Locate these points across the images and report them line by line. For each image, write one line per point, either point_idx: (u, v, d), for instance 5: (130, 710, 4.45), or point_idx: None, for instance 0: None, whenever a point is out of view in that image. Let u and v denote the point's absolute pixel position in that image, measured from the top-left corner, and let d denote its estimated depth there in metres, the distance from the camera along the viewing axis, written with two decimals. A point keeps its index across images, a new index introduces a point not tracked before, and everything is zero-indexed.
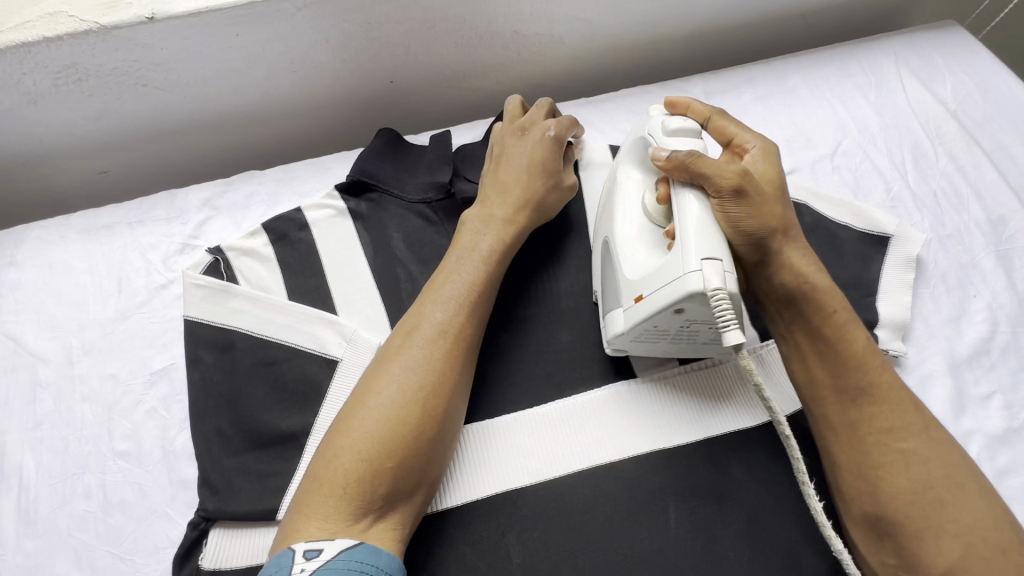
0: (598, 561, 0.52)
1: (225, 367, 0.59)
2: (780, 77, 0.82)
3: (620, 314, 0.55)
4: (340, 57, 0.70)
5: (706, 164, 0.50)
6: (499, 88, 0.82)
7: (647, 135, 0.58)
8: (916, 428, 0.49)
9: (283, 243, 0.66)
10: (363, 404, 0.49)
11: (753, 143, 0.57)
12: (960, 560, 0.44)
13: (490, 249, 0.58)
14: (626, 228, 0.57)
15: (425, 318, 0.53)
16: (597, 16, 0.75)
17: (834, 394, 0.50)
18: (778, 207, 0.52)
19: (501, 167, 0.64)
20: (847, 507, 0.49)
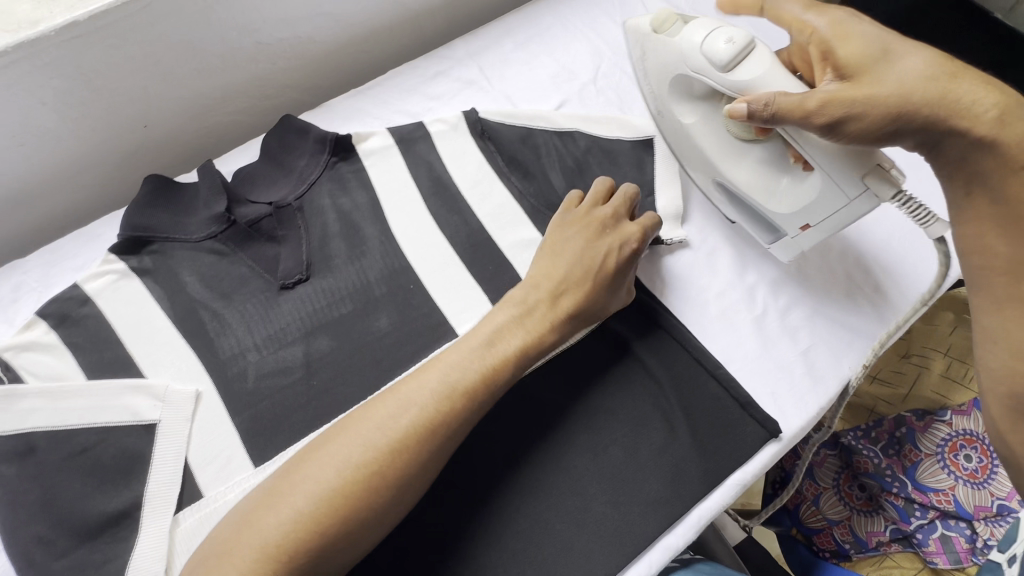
0: (463, 515, 0.54)
1: (30, 473, 0.54)
2: (534, 20, 0.86)
3: (789, 242, 0.63)
4: (71, 116, 0.65)
5: (833, 101, 0.50)
6: (269, 102, 0.80)
7: (691, 72, 0.59)
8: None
9: (65, 325, 0.61)
10: (286, 484, 0.46)
11: (815, 25, 0.55)
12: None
13: (496, 336, 0.54)
14: (732, 168, 0.63)
15: (389, 400, 0.49)
16: (336, 8, 0.75)
17: (1006, 270, 0.54)
18: (911, 77, 0.52)
19: (557, 258, 0.59)
20: (993, 386, 0.55)
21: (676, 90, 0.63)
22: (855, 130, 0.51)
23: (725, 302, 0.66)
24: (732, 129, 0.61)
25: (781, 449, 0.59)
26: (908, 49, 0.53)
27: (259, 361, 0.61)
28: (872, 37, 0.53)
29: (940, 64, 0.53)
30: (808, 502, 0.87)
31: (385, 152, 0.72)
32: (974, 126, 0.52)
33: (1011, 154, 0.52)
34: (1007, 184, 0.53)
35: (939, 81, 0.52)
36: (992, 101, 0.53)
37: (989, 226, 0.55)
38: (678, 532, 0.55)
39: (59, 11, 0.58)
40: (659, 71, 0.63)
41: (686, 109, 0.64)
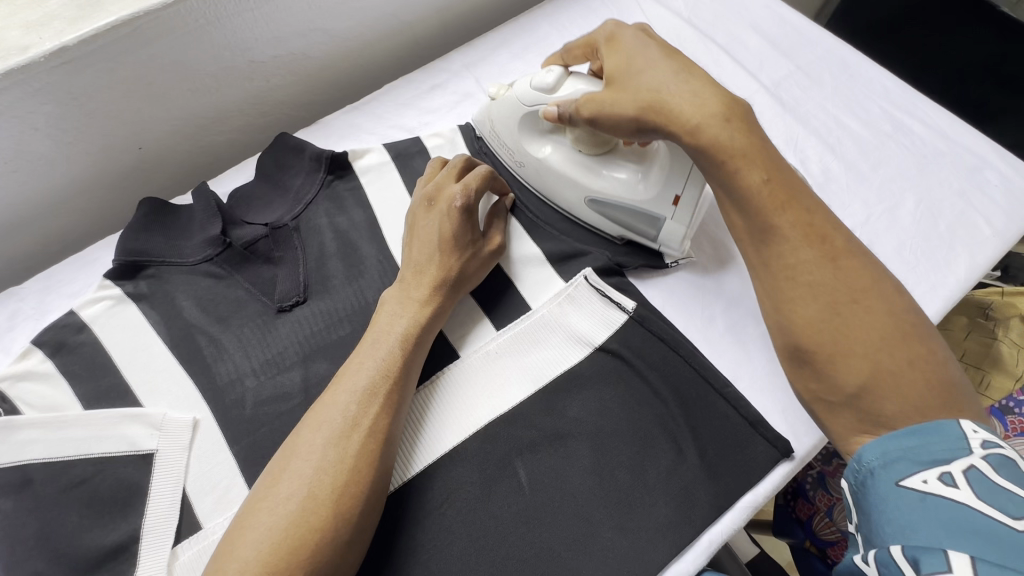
0: (465, 543, 0.53)
1: (26, 506, 0.53)
2: (531, 29, 0.84)
3: (667, 225, 0.63)
4: (64, 141, 0.65)
5: (593, 104, 0.55)
6: (265, 120, 0.79)
7: (519, 99, 0.64)
8: (823, 260, 0.49)
9: (62, 353, 0.60)
10: (231, 545, 0.44)
11: (598, 38, 0.60)
12: (870, 374, 0.46)
13: (381, 367, 0.52)
14: (596, 180, 0.64)
15: (298, 453, 0.47)
16: (330, 24, 0.74)
17: (750, 236, 0.52)
18: (656, 81, 0.53)
19: (412, 243, 0.61)
20: (773, 342, 0.52)
21: (524, 126, 0.66)
22: (621, 129, 0.55)
23: (733, 317, 0.65)
24: (580, 147, 0.64)
25: (794, 468, 0.57)
26: (653, 53, 0.54)
27: (257, 386, 0.60)
28: (631, 47, 0.56)
29: (676, 70, 0.53)
30: (821, 514, 0.84)
31: (381, 168, 0.71)
32: (685, 133, 0.51)
33: (716, 154, 0.51)
34: (734, 177, 0.51)
35: (675, 82, 0.52)
36: (710, 100, 0.51)
37: (728, 206, 0.53)
38: (688, 558, 0.54)
39: (48, 36, 0.57)
40: (507, 124, 0.67)
41: (540, 145, 0.67)
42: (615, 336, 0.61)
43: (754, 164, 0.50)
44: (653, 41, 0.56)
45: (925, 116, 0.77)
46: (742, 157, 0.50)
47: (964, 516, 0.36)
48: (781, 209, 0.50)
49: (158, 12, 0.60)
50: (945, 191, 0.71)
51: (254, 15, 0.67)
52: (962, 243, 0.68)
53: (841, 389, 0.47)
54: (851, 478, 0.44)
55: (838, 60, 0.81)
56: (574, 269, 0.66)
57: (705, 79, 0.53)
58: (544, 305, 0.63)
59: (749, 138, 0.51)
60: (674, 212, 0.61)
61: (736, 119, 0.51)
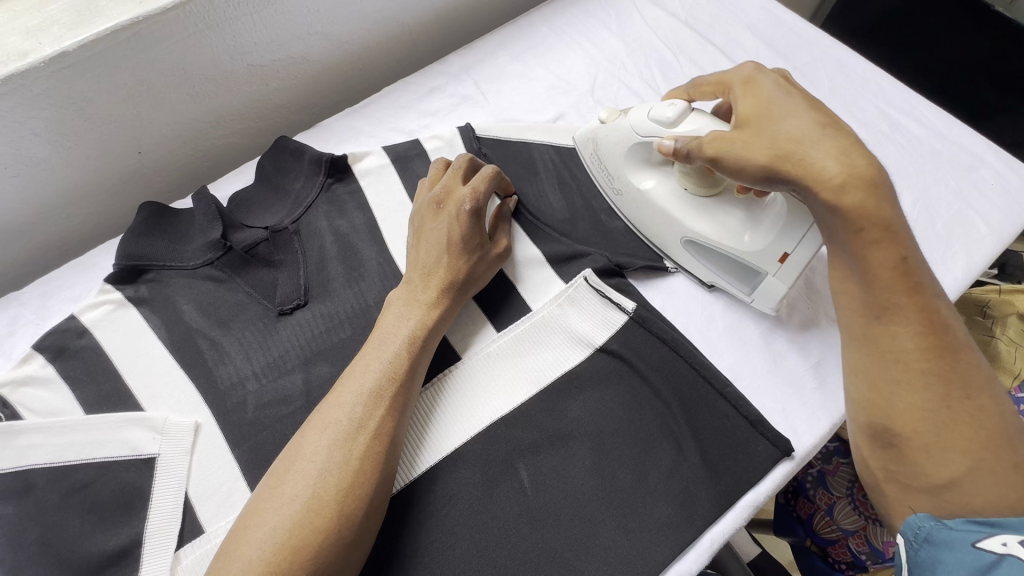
0: (467, 545, 0.53)
1: (28, 511, 0.53)
2: (528, 31, 0.85)
3: (769, 281, 0.61)
4: (65, 146, 0.65)
5: (720, 144, 0.54)
6: (265, 124, 0.80)
7: (634, 133, 0.64)
8: (936, 348, 0.48)
9: (62, 358, 0.60)
10: (235, 548, 0.44)
11: (733, 80, 0.59)
12: (964, 471, 0.45)
13: (385, 368, 0.53)
14: (701, 223, 0.63)
15: (302, 455, 0.47)
16: (328, 27, 0.74)
17: (858, 309, 0.51)
18: (797, 132, 0.51)
19: (419, 245, 0.61)
20: (858, 418, 0.52)
21: (632, 155, 0.67)
22: (746, 173, 0.53)
23: (732, 317, 0.65)
24: (689, 186, 0.64)
25: (795, 466, 0.57)
26: (795, 105, 0.53)
27: (259, 390, 0.60)
28: (766, 102, 0.55)
29: (819, 122, 0.51)
30: (821, 512, 0.84)
31: (381, 171, 0.72)
32: (820, 192, 0.50)
33: (852, 221, 0.49)
34: (862, 249, 0.50)
35: (818, 138, 0.51)
36: (856, 164, 0.49)
37: (839, 273, 0.53)
38: (690, 557, 0.54)
39: (48, 41, 0.58)
40: (613, 151, 0.68)
41: (644, 176, 0.68)
42: (616, 337, 0.61)
43: (882, 240, 0.49)
44: (794, 92, 0.55)
45: (921, 115, 0.77)
46: (876, 232, 0.49)
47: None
48: (906, 291, 0.49)
49: (159, 16, 0.61)
50: (942, 190, 0.72)
51: (252, 19, 0.67)
52: (958, 241, 0.68)
53: (929, 477, 0.46)
54: (911, 536, 0.45)
55: (834, 60, 0.82)
56: (575, 271, 0.66)
57: (850, 137, 0.52)
58: (547, 305, 0.63)
59: (883, 208, 0.49)
60: (779, 270, 0.59)
61: (880, 194, 0.49)
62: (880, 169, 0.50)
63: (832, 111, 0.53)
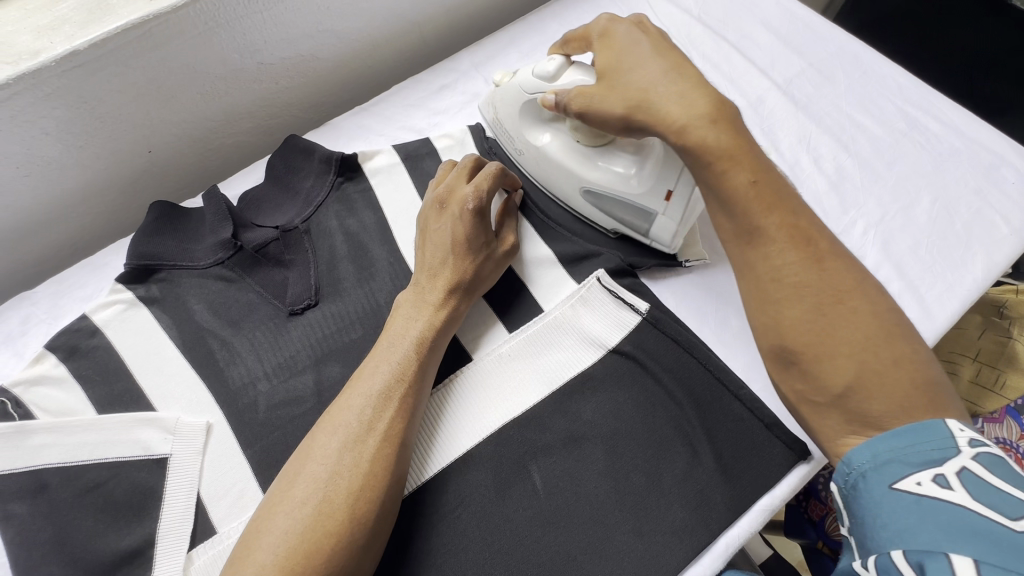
0: (480, 547, 0.52)
1: (42, 511, 0.53)
2: (539, 28, 0.84)
3: (659, 222, 0.63)
4: (75, 145, 0.65)
5: (583, 99, 0.56)
6: (274, 122, 0.79)
7: (520, 88, 0.65)
8: (808, 263, 0.47)
9: (75, 357, 0.60)
10: (248, 550, 0.44)
11: (594, 29, 0.59)
12: (857, 377, 0.45)
13: (395, 370, 0.52)
14: (590, 172, 0.64)
15: (313, 459, 0.47)
16: (338, 24, 0.73)
17: (733, 238, 0.50)
18: (645, 79, 0.52)
19: (425, 246, 0.61)
20: (759, 343, 0.51)
21: (528, 111, 0.67)
22: (610, 126, 0.55)
23: (746, 318, 0.64)
24: (579, 138, 0.65)
25: (811, 470, 0.56)
26: (643, 51, 0.54)
27: (270, 390, 0.60)
28: (620, 44, 0.55)
29: (665, 68, 0.52)
30: (833, 514, 0.85)
31: (391, 170, 0.71)
32: (673, 130, 0.50)
33: (704, 152, 0.49)
34: (726, 177, 0.49)
35: (664, 83, 0.51)
36: (693, 100, 0.50)
37: (711, 204, 0.51)
38: (705, 561, 0.53)
39: (60, 40, 0.57)
40: (510, 112, 0.69)
41: (541, 132, 0.68)
42: (629, 338, 0.61)
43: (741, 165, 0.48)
44: (648, 36, 0.55)
45: (941, 113, 0.76)
46: (726, 158, 0.48)
47: (956, 516, 0.36)
48: (767, 210, 0.48)
49: (169, 15, 0.60)
50: (962, 190, 0.70)
51: (262, 17, 0.67)
52: (978, 242, 0.67)
53: (828, 388, 0.46)
54: (842, 484, 0.43)
55: (852, 57, 0.80)
56: (586, 271, 0.65)
57: (695, 77, 0.51)
58: (558, 306, 0.62)
59: (732, 135, 0.49)
60: (665, 209, 0.61)
61: (722, 119, 0.49)
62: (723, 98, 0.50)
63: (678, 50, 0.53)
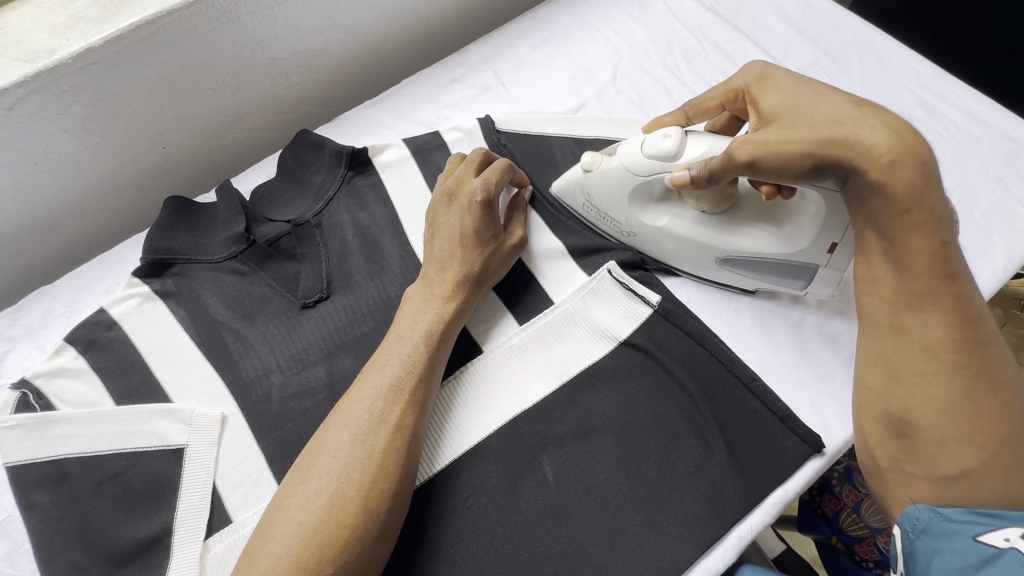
0: (491, 538, 0.53)
1: (63, 500, 0.55)
2: (548, 20, 0.83)
3: (824, 275, 0.59)
4: (91, 142, 0.66)
5: (754, 146, 0.50)
6: (286, 117, 0.80)
7: (632, 173, 0.61)
8: (966, 346, 0.47)
9: (93, 350, 0.61)
10: (264, 538, 0.44)
11: (743, 84, 0.57)
12: (976, 466, 0.45)
13: (405, 363, 0.53)
14: (732, 239, 0.60)
15: (326, 452, 0.48)
16: (348, 19, 0.74)
17: (885, 298, 0.49)
18: (830, 113, 0.48)
19: (433, 239, 0.61)
20: (870, 406, 0.51)
21: (637, 198, 0.63)
22: (792, 172, 0.50)
23: (759, 309, 0.63)
24: (705, 207, 0.61)
25: (826, 463, 0.56)
26: (820, 89, 0.50)
27: (283, 382, 0.60)
28: (795, 90, 0.52)
29: (853, 101, 0.48)
30: (848, 509, 0.84)
31: (402, 164, 0.71)
32: (869, 168, 0.46)
33: (893, 204, 0.47)
34: (905, 237, 0.47)
35: (853, 113, 0.48)
36: (904, 137, 0.46)
37: (874, 261, 0.50)
38: (717, 554, 0.53)
39: (75, 37, 0.58)
40: (613, 198, 0.64)
41: (658, 215, 0.63)
42: (639, 331, 0.60)
43: (922, 236, 0.47)
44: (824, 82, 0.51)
45: (958, 100, 0.74)
46: (917, 216, 0.47)
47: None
48: (945, 286, 0.47)
49: (181, 10, 0.61)
50: (981, 178, 0.69)
51: (272, 12, 0.67)
52: (999, 232, 0.66)
53: (935, 468, 0.46)
54: (908, 527, 0.44)
55: (867, 44, 0.79)
56: (598, 263, 0.65)
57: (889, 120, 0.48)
58: (567, 299, 0.62)
59: (926, 194, 0.46)
60: (831, 262, 0.57)
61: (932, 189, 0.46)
62: (924, 144, 0.46)
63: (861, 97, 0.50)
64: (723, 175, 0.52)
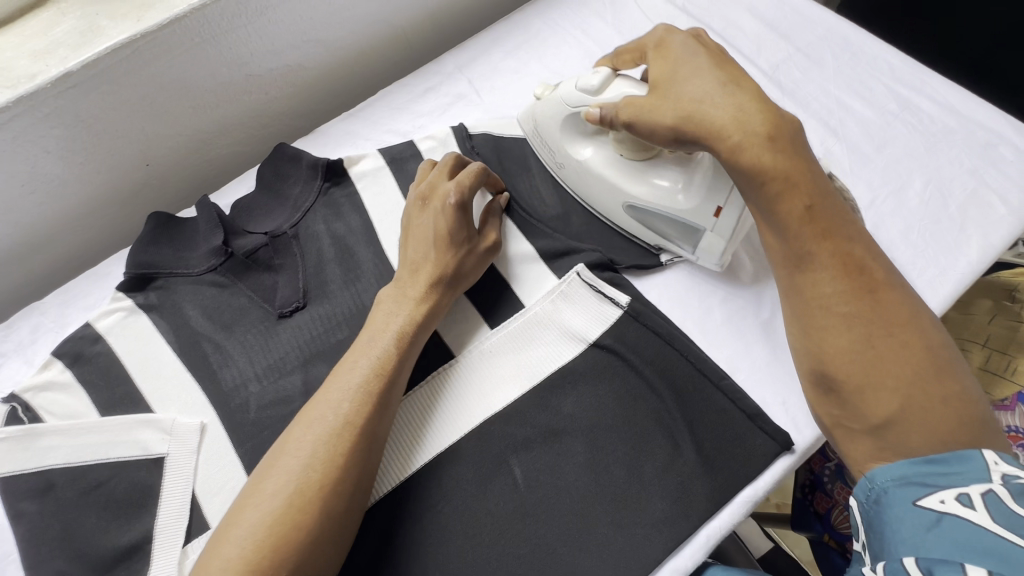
0: (461, 540, 0.53)
1: (49, 509, 0.56)
2: (522, 27, 0.84)
3: (708, 238, 0.62)
4: (76, 162, 0.68)
5: (632, 107, 0.55)
6: (267, 131, 0.82)
7: (564, 104, 0.65)
8: (859, 293, 0.48)
9: (79, 363, 0.63)
10: (223, 538, 0.45)
11: (649, 41, 0.59)
12: (899, 409, 0.45)
13: (374, 365, 0.54)
14: (636, 187, 0.64)
15: (286, 454, 0.49)
16: (322, 34, 0.75)
17: (783, 262, 0.51)
18: (698, 92, 0.51)
19: (408, 242, 0.62)
20: (800, 365, 0.51)
21: (568, 128, 0.67)
22: (654, 137, 0.54)
23: (730, 308, 0.64)
24: (624, 152, 0.64)
25: (795, 461, 0.56)
26: (699, 61, 0.53)
27: (260, 391, 0.62)
28: (679, 60, 0.54)
29: (721, 80, 0.51)
30: (840, 506, 0.84)
31: (377, 173, 0.73)
32: (723, 141, 0.50)
33: (755, 175, 0.49)
34: (777, 201, 0.49)
35: (720, 94, 0.50)
36: (748, 112, 0.49)
37: (762, 229, 0.52)
38: (686, 553, 0.53)
39: (54, 63, 0.60)
40: (551, 125, 0.68)
41: (583, 146, 0.67)
42: (609, 333, 0.61)
43: (798, 193, 0.49)
44: (706, 52, 0.54)
45: (934, 92, 0.74)
46: (783, 181, 0.49)
47: (972, 534, 0.36)
48: (820, 238, 0.49)
49: (155, 33, 0.62)
50: (956, 170, 0.68)
51: (247, 30, 0.69)
52: (974, 224, 0.65)
53: (867, 418, 0.46)
54: (863, 498, 0.44)
55: (841, 39, 0.79)
56: (567, 266, 0.65)
57: (753, 89, 0.51)
58: (537, 303, 0.63)
59: (792, 160, 0.49)
60: (714, 224, 0.60)
61: (779, 143, 0.49)
62: (786, 116, 0.50)
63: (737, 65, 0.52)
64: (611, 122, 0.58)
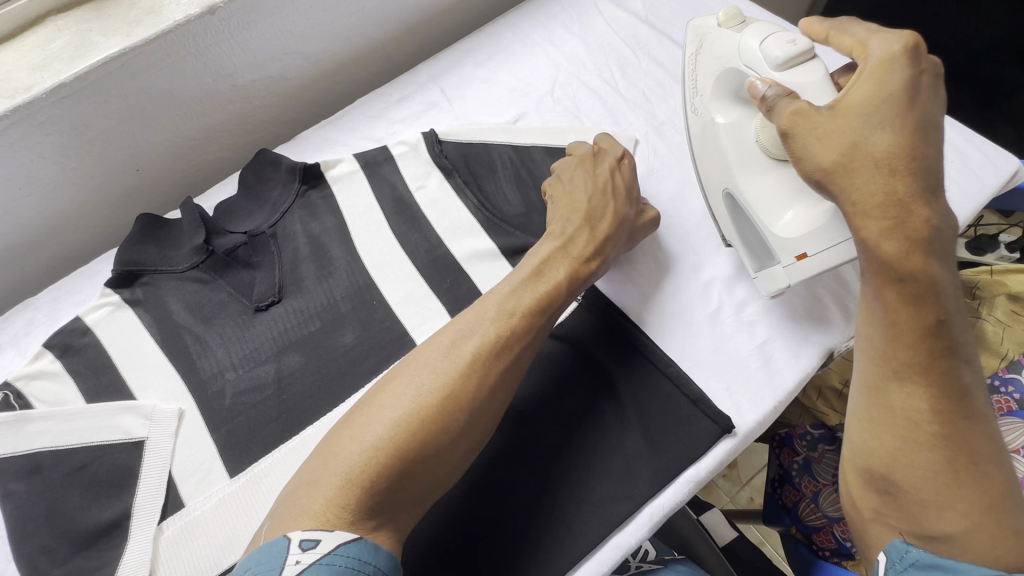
0: None
1: (36, 489, 0.60)
2: (494, 39, 0.89)
3: (778, 270, 0.60)
4: (70, 166, 0.73)
5: (802, 119, 0.51)
6: (251, 137, 0.86)
7: (741, 67, 0.61)
8: (951, 416, 0.47)
9: (69, 354, 0.67)
10: (364, 421, 0.49)
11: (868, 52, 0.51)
12: (960, 532, 0.45)
13: (536, 294, 0.57)
14: (749, 181, 0.63)
15: (462, 345, 0.53)
16: (303, 46, 0.80)
17: (880, 364, 0.51)
18: (879, 143, 0.48)
19: (569, 195, 0.66)
20: (856, 455, 0.53)
21: (727, 80, 0.64)
22: (805, 164, 0.51)
23: (679, 300, 0.67)
24: (762, 139, 0.62)
25: (737, 444, 0.59)
26: (896, 111, 0.48)
27: (236, 379, 0.66)
28: (884, 94, 0.48)
29: (904, 142, 0.48)
30: (806, 500, 0.85)
31: (351, 177, 0.77)
32: (867, 222, 0.48)
33: (884, 269, 0.47)
34: (884, 292, 0.48)
35: (889, 150, 0.48)
36: (911, 201, 0.47)
37: (867, 316, 0.52)
38: (630, 530, 0.56)
39: (48, 75, 0.65)
40: (711, 68, 0.65)
41: (722, 110, 0.66)
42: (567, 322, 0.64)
43: (917, 294, 0.47)
44: (914, 99, 0.48)
45: None
46: (912, 284, 0.47)
47: None
48: (931, 355, 0.47)
49: (143, 47, 0.67)
50: None
51: (230, 44, 0.74)
52: None
53: (925, 527, 0.48)
54: (896, 556, 0.48)
55: None
56: None
57: (928, 167, 0.47)
58: None
59: (928, 268, 0.46)
60: (790, 265, 0.58)
61: (929, 247, 0.46)
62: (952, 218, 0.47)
63: (930, 129, 0.48)
64: (774, 114, 0.53)
